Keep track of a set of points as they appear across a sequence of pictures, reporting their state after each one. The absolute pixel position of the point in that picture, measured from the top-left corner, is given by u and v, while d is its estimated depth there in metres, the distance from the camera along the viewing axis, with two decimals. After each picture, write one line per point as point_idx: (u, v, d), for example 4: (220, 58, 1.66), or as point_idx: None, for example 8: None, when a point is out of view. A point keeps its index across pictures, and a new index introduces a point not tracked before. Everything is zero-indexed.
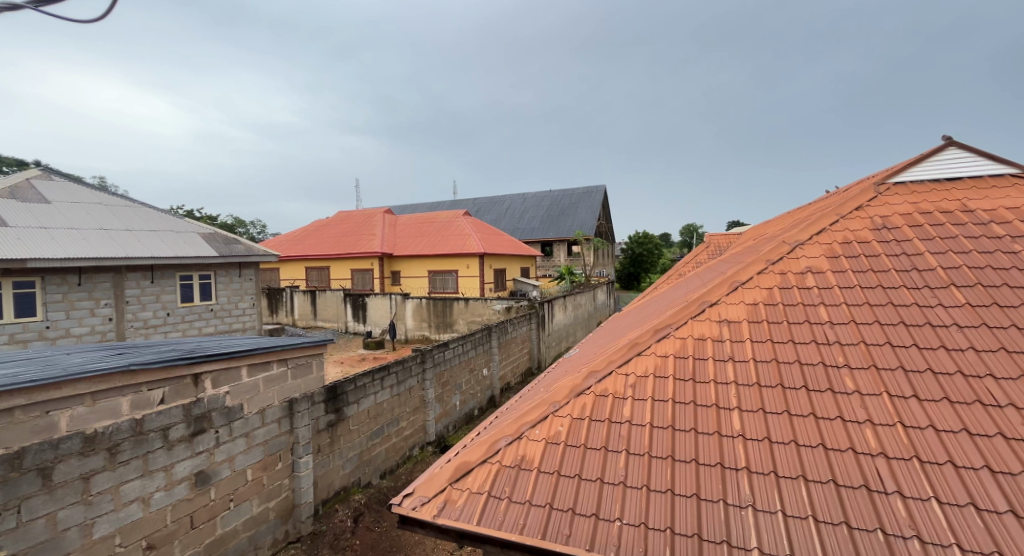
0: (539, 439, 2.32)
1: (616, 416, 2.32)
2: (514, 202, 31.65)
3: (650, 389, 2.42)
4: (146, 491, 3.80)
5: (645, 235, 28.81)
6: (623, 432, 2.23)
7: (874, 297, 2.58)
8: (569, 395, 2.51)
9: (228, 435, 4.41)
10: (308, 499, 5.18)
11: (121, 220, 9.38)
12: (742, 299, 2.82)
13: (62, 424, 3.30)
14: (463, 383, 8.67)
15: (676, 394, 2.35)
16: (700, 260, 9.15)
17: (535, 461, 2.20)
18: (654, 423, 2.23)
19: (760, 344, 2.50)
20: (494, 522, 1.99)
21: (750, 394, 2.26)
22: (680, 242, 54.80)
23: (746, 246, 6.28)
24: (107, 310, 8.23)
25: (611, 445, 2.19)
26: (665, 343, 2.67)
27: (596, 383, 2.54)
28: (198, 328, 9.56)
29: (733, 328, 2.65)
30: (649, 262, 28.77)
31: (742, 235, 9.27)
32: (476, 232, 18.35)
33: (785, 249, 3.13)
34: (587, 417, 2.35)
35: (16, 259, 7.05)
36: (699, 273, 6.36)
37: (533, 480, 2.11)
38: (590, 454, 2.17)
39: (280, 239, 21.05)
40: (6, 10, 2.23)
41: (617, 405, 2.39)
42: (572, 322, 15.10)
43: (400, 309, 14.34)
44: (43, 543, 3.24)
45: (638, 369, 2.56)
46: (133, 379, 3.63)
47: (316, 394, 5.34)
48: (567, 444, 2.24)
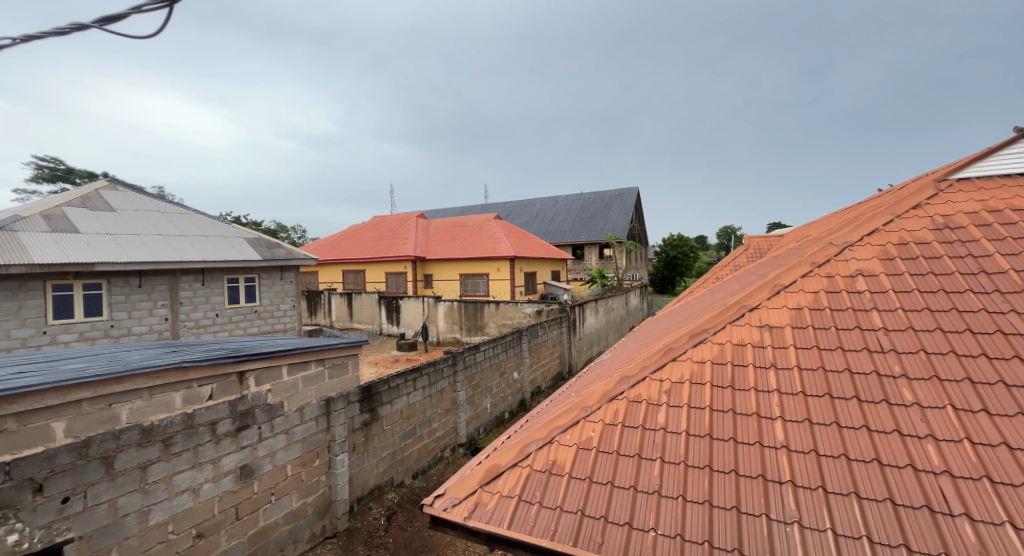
0: (570, 443, 2.36)
1: (650, 423, 2.33)
2: (545, 205, 31.70)
3: (686, 395, 2.41)
4: (196, 482, 4.05)
5: (681, 237, 28.23)
6: (658, 439, 2.24)
7: (936, 302, 2.48)
8: (601, 400, 2.53)
9: (270, 431, 4.64)
10: (343, 496, 5.38)
11: (177, 226, 9.99)
12: (785, 304, 2.78)
13: (123, 416, 3.56)
14: (494, 385, 8.77)
15: (714, 402, 2.33)
16: (739, 263, 8.93)
17: (565, 466, 2.25)
18: (691, 431, 2.22)
19: (806, 351, 2.45)
20: (525, 526, 2.04)
21: (794, 403, 2.23)
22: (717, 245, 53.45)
23: (788, 248, 6.10)
24: (163, 311, 8.77)
25: (645, 452, 2.20)
26: (701, 348, 2.67)
27: (629, 388, 2.56)
28: (243, 328, 10.04)
29: (775, 333, 2.61)
30: (684, 265, 28.19)
31: (784, 237, 8.99)
32: (508, 236, 18.48)
33: (832, 252, 3.06)
34: (620, 423, 2.37)
35: (86, 263, 7.63)
36: (737, 276, 6.25)
37: (565, 485, 2.16)
38: (623, 461, 2.19)
39: (319, 243, 21.81)
40: (77, 30, 2.42)
41: (651, 411, 2.40)
42: (604, 326, 14.97)
43: (432, 312, 14.60)
44: (105, 527, 3.50)
45: (674, 374, 2.56)
46: (185, 375, 3.88)
47: (351, 394, 5.54)
48: (599, 449, 2.28)
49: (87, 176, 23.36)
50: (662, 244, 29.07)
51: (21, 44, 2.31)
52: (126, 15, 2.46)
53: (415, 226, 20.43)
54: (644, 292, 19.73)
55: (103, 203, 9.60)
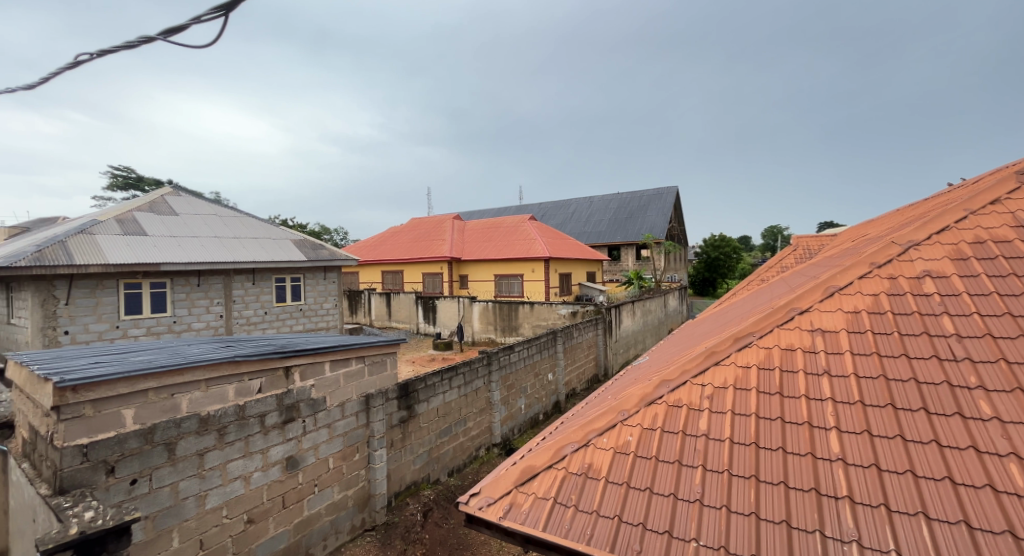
0: (606, 447, 2.38)
1: (691, 429, 2.30)
2: (581, 205, 31.52)
3: (730, 402, 2.37)
4: (247, 470, 4.31)
5: (723, 237, 27.41)
6: (699, 446, 2.20)
7: (1018, 306, 2.26)
8: (639, 404, 2.55)
9: (313, 424, 4.88)
10: (381, 490, 5.59)
11: (231, 229, 10.60)
12: (838, 306, 2.65)
13: (183, 405, 3.85)
14: (528, 386, 8.84)
15: (760, 409, 2.27)
16: (787, 264, 8.59)
17: (602, 470, 2.27)
18: (735, 439, 2.17)
19: (865, 357, 2.31)
20: (560, 529, 2.07)
21: (851, 412, 2.12)
22: (762, 246, 51.47)
23: (841, 250, 5.82)
24: (218, 308, 9.32)
25: (686, 459, 2.17)
26: (747, 353, 2.61)
27: (668, 392, 2.55)
28: (289, 326, 10.55)
29: (828, 338, 2.50)
30: (726, 266, 27.34)
31: (836, 237, 8.58)
32: (543, 237, 18.50)
33: (895, 251, 2.86)
34: (659, 428, 2.36)
35: (153, 264, 8.23)
36: (784, 278, 6.03)
37: (601, 489, 2.18)
38: (662, 466, 2.17)
39: (359, 244, 22.57)
40: (142, 42, 2.23)
41: (692, 417, 2.37)
42: (641, 328, 14.75)
43: (468, 312, 14.84)
44: (167, 508, 3.79)
45: (717, 379, 2.52)
46: (237, 369, 4.14)
47: (389, 391, 5.74)
48: (637, 454, 2.28)
49: (152, 183, 25.17)
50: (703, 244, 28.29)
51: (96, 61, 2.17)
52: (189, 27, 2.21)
53: (451, 227, 20.79)
54: (683, 294, 19.28)
55: (166, 208, 10.32)
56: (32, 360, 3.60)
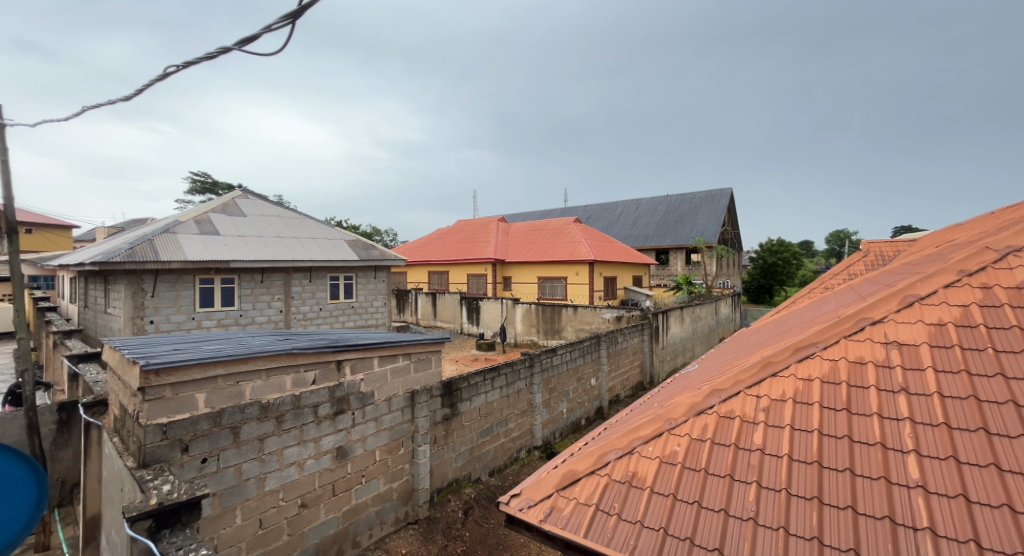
0: (652, 456, 2.38)
1: (744, 442, 2.24)
2: (628, 208, 31.06)
3: (787, 416, 2.27)
4: (301, 457, 4.61)
5: (780, 242, 26.17)
6: (753, 461, 2.13)
7: None
8: (688, 414, 2.52)
9: (362, 417, 5.14)
10: (424, 485, 5.79)
11: (292, 229, 11.30)
12: (918, 317, 2.46)
13: (247, 392, 4.18)
14: (571, 390, 8.85)
15: (824, 426, 2.15)
16: (855, 272, 8.08)
17: (646, 480, 2.26)
18: (794, 456, 2.08)
19: (951, 376, 2.12)
20: (602, 537, 2.09)
21: (932, 434, 1.95)
22: (826, 252, 48.55)
23: (917, 258, 5.42)
24: (279, 304, 9.95)
25: (738, 474, 2.10)
26: (808, 365, 2.50)
27: (720, 403, 2.50)
28: (341, 322, 11.09)
29: (904, 351, 2.33)
30: (784, 273, 26.06)
31: (914, 243, 7.97)
32: (588, 240, 18.39)
33: (990, 258, 2.61)
34: (709, 440, 2.32)
35: (224, 261, 8.92)
36: (850, 286, 5.70)
37: (646, 500, 2.17)
38: (711, 480, 2.12)
39: (408, 245, 23.34)
40: (222, 53, 2.64)
41: (745, 429, 2.30)
42: (690, 335, 14.35)
43: (511, 313, 15.02)
44: (231, 487, 4.12)
45: (774, 392, 2.44)
46: (294, 360, 4.44)
47: (433, 388, 5.95)
48: (684, 466, 2.24)
49: (227, 188, 27.37)
50: (760, 249, 27.08)
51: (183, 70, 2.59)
52: (262, 36, 2.59)
53: (497, 230, 21.09)
54: (736, 301, 18.57)
55: (236, 209, 11.15)
56: (122, 345, 4.03)
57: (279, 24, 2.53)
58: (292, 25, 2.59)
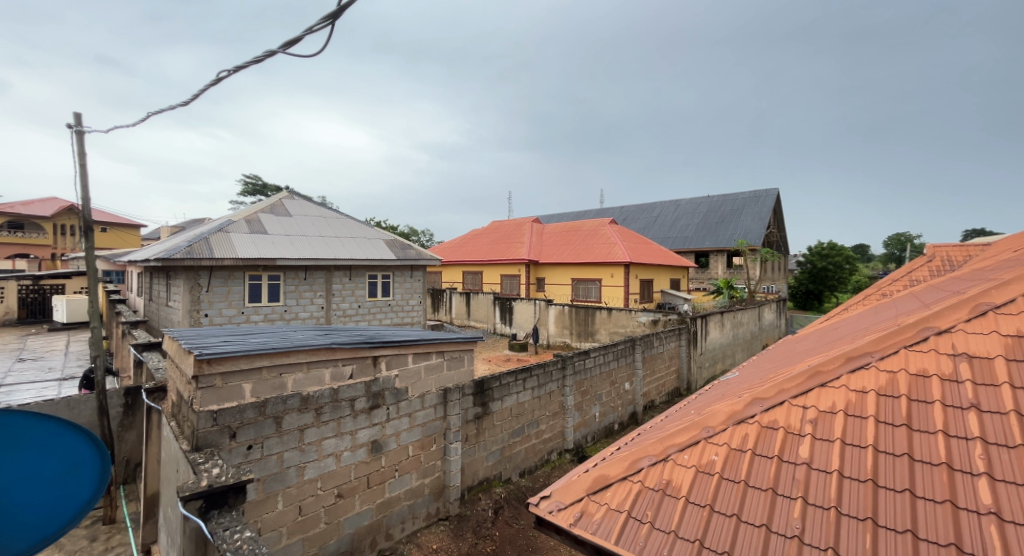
0: (687, 465, 2.37)
1: (788, 455, 2.18)
2: (666, 209, 30.44)
3: (837, 430, 2.19)
4: (338, 448, 4.80)
5: (831, 245, 24.97)
6: (799, 475, 2.06)
7: None
8: (727, 423, 2.50)
9: (396, 412, 5.30)
10: (455, 482, 5.91)
11: (333, 229, 11.72)
12: (992, 328, 2.32)
13: (289, 384, 4.38)
14: (604, 394, 8.79)
15: (880, 442, 2.05)
16: (918, 278, 7.59)
17: (682, 489, 2.25)
18: (845, 473, 1.99)
19: None
20: (633, 544, 2.10)
21: (1009, 456, 1.80)
22: (884, 257, 45.82)
23: (986, 265, 5.06)
24: (320, 300, 10.35)
25: (781, 488, 2.05)
26: (863, 377, 2.41)
27: (762, 414, 2.46)
28: (378, 319, 11.42)
29: (974, 364, 2.19)
30: (835, 278, 24.84)
31: (988, 248, 7.39)
32: (624, 241, 18.15)
33: None
34: (750, 450, 2.28)
35: (271, 258, 9.36)
36: (908, 295, 5.39)
37: (680, 510, 2.15)
38: (751, 493, 2.08)
39: (443, 245, 23.73)
40: (266, 56, 2.84)
41: (790, 442, 2.24)
42: (730, 341, 13.91)
43: (544, 314, 15.05)
44: (273, 474, 4.34)
45: (823, 404, 2.36)
46: (333, 355, 4.61)
47: (466, 386, 6.06)
48: (722, 476, 2.22)
49: (275, 189, 28.78)
50: (810, 253, 25.93)
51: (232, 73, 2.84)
52: (304, 37, 2.76)
53: (531, 231, 21.15)
54: (780, 307, 17.86)
55: (283, 209, 11.69)
56: (180, 335, 4.34)
57: (320, 25, 2.69)
58: (332, 25, 2.74)
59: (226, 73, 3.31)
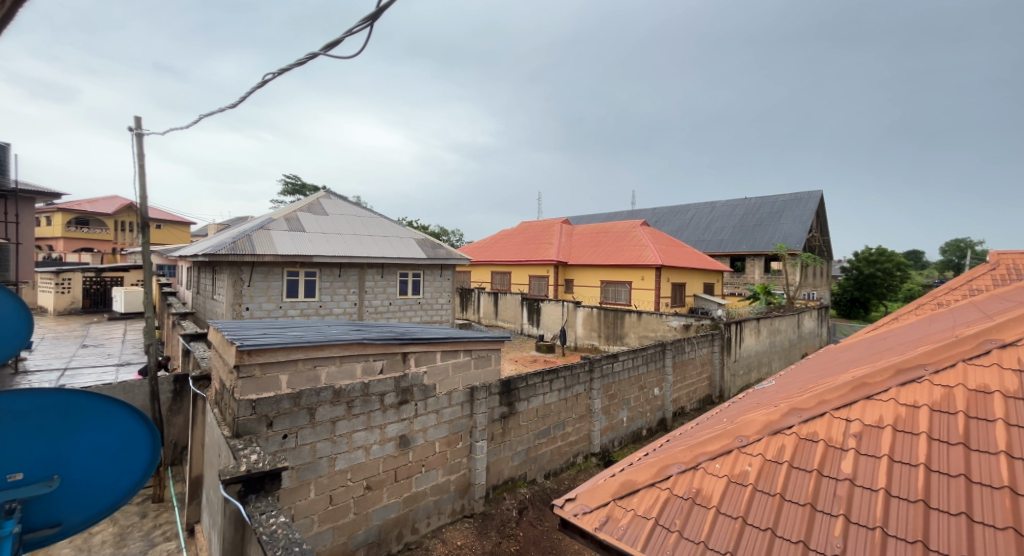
0: (719, 475, 2.35)
1: (828, 469, 2.11)
2: (701, 211, 29.77)
3: (883, 445, 2.10)
4: (368, 442, 4.95)
5: (881, 252, 23.81)
6: (841, 492, 1.99)
7: None
8: (762, 433, 2.47)
9: (424, 408, 5.42)
10: (480, 481, 5.99)
11: (368, 227, 12.04)
12: None
13: (322, 377, 4.54)
14: (632, 398, 8.71)
15: (932, 460, 1.94)
16: (978, 288, 7.13)
17: (712, 499, 2.24)
18: (892, 491, 1.90)
19: None
20: (660, 551, 2.11)
21: None
22: (941, 265, 43.21)
23: None
24: (353, 297, 10.66)
25: (821, 504, 1.98)
26: (914, 391, 2.30)
27: (801, 425, 2.40)
28: (408, 316, 11.65)
29: None
30: (884, 285, 23.68)
31: None
32: (655, 244, 17.87)
33: None
34: (787, 462, 2.23)
35: (308, 255, 9.70)
36: (964, 306, 5.09)
37: (710, 520, 2.14)
38: (788, 506, 2.03)
39: (473, 245, 23.98)
40: (309, 57, 2.98)
41: (831, 455, 2.17)
42: (766, 349, 13.51)
43: (572, 316, 15.02)
44: (306, 464, 4.52)
45: (869, 417, 2.28)
46: (365, 350, 4.76)
47: (492, 385, 6.13)
48: (756, 488, 2.18)
49: (313, 189, 29.86)
50: (856, 259, 24.82)
51: (275, 75, 3.02)
52: (345, 39, 2.88)
53: (560, 232, 21.11)
54: (822, 315, 17.17)
55: (320, 208, 12.09)
56: (223, 326, 4.58)
57: (360, 27, 2.80)
58: (371, 27, 2.85)
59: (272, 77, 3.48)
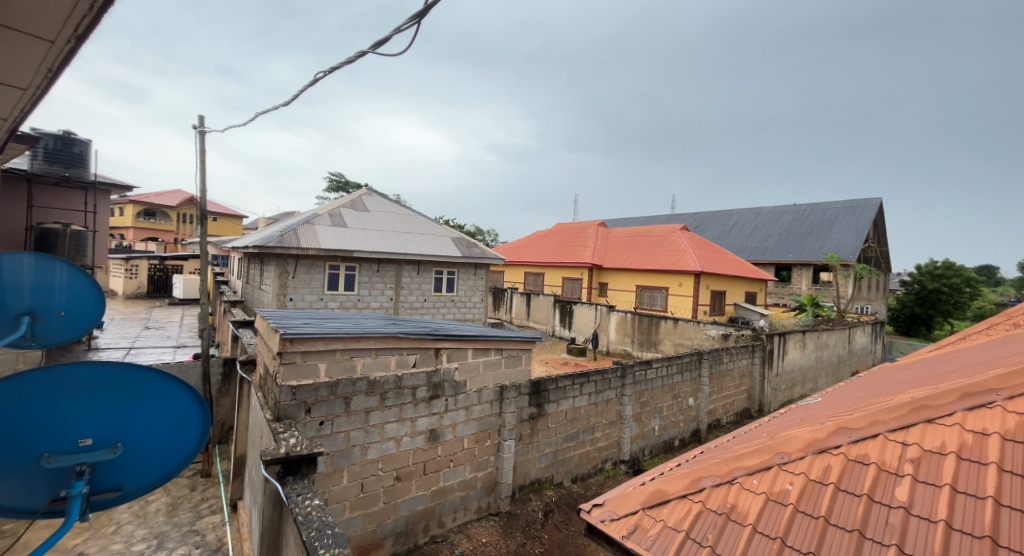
0: (757, 491, 2.32)
1: (881, 495, 2.01)
2: (745, 217, 28.83)
3: (945, 473, 1.96)
4: (399, 433, 5.10)
5: (948, 266, 22.37)
6: (894, 520, 1.88)
7: None
8: (806, 451, 2.41)
9: (454, 404, 5.53)
10: (507, 480, 6.05)
11: (406, 225, 12.35)
12: None
13: (358, 367, 4.73)
14: (665, 407, 8.57)
15: (1003, 494, 1.78)
16: None
17: (748, 517, 2.20)
18: (955, 524, 1.76)
19: None
20: None
21: None
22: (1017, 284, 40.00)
23: None
24: (390, 292, 10.98)
25: (871, 532, 1.88)
26: (983, 417, 2.13)
27: (851, 447, 2.31)
28: (442, 313, 11.88)
29: None
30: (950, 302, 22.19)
31: None
32: (695, 250, 17.45)
33: None
34: (833, 484, 2.15)
35: (348, 250, 10.08)
36: None
37: (746, 537, 2.11)
38: (832, 530, 1.96)
39: (507, 245, 24.13)
40: (359, 56, 3.14)
41: (884, 480, 2.07)
42: (811, 364, 12.93)
43: (605, 320, 14.90)
44: (339, 451, 4.70)
45: (929, 443, 2.14)
46: (399, 343, 4.91)
47: (522, 385, 6.18)
48: (797, 508, 2.12)
49: (355, 188, 30.91)
50: (919, 273, 23.43)
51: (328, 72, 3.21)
52: (392, 38, 3.02)
53: (596, 234, 20.96)
54: (875, 331, 16.24)
55: (361, 205, 12.50)
56: (269, 315, 4.84)
57: (407, 25, 2.92)
58: (418, 25, 2.95)
59: (324, 75, 3.67)
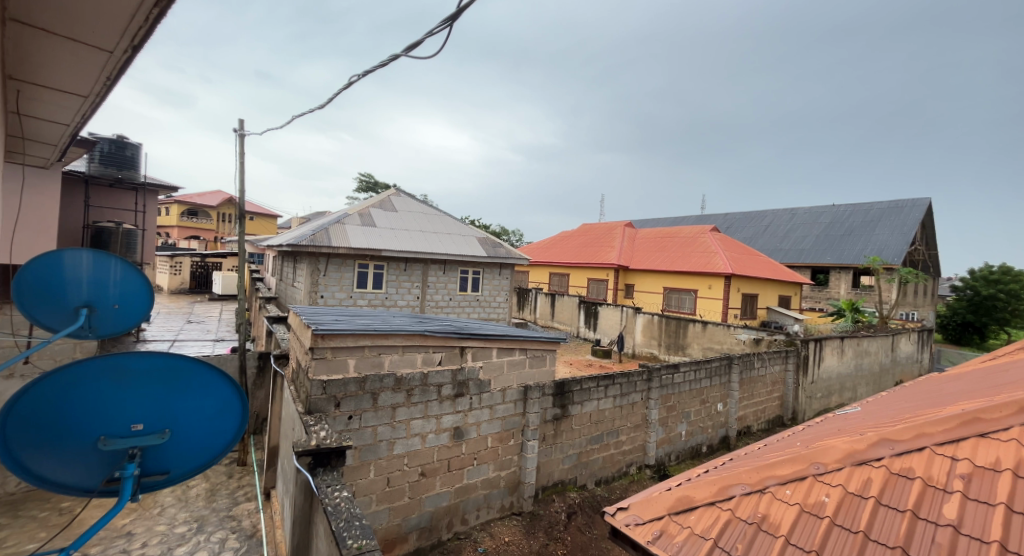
0: (790, 502, 2.28)
1: (926, 511, 1.94)
2: (780, 218, 28.00)
3: (999, 491, 1.87)
4: (424, 430, 5.19)
5: (1003, 271, 21.14)
6: (941, 538, 1.82)
7: None
8: (843, 463, 2.35)
9: (478, 403, 5.60)
10: (530, 480, 6.07)
11: (433, 224, 12.53)
12: None
13: (386, 364, 4.84)
14: (692, 412, 8.42)
15: None
16: None
17: (781, 528, 2.17)
18: (1008, 545, 1.68)
19: None
20: None
21: None
22: None
23: None
24: (417, 291, 11.17)
25: (915, 550, 1.82)
26: None
27: (893, 461, 2.24)
28: (466, 313, 12.00)
29: None
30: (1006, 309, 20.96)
31: None
32: (726, 252, 17.06)
33: None
34: (873, 498, 2.10)
35: (377, 249, 10.30)
36: None
37: (778, 548, 2.08)
38: (872, 546, 1.91)
39: (532, 245, 24.17)
40: (392, 59, 3.23)
41: (931, 495, 1.99)
42: (849, 372, 12.45)
43: (630, 322, 14.75)
44: (366, 445, 4.83)
45: (981, 458, 2.04)
46: (425, 341, 5.00)
47: (546, 386, 6.20)
48: (834, 522, 2.08)
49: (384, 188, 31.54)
50: (972, 278, 22.24)
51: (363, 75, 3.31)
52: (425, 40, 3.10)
53: (623, 234, 20.75)
54: (921, 338, 15.49)
55: (390, 205, 12.75)
56: (302, 311, 5.02)
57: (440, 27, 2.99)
58: (450, 27, 3.02)
59: (359, 78, 3.79)
